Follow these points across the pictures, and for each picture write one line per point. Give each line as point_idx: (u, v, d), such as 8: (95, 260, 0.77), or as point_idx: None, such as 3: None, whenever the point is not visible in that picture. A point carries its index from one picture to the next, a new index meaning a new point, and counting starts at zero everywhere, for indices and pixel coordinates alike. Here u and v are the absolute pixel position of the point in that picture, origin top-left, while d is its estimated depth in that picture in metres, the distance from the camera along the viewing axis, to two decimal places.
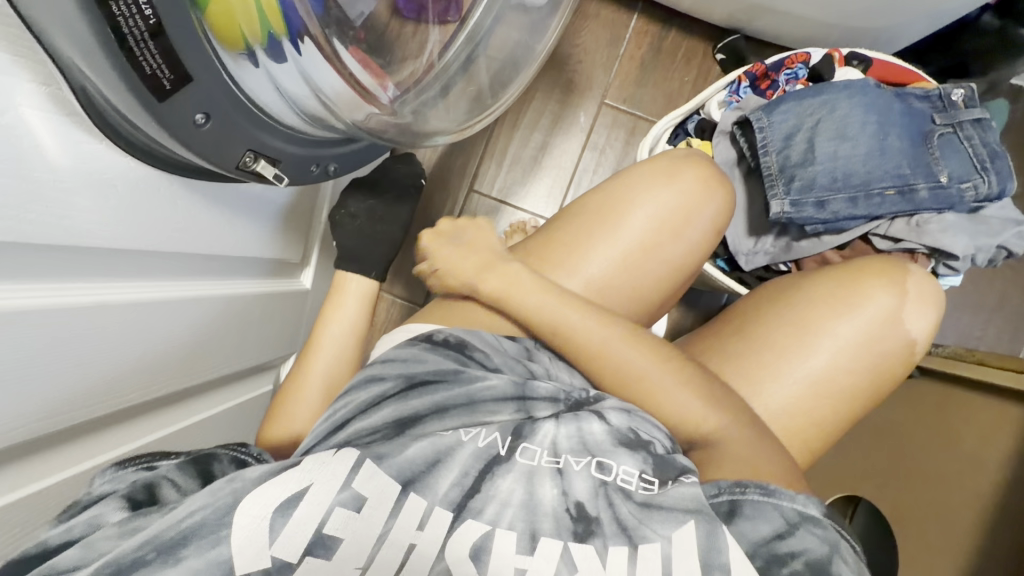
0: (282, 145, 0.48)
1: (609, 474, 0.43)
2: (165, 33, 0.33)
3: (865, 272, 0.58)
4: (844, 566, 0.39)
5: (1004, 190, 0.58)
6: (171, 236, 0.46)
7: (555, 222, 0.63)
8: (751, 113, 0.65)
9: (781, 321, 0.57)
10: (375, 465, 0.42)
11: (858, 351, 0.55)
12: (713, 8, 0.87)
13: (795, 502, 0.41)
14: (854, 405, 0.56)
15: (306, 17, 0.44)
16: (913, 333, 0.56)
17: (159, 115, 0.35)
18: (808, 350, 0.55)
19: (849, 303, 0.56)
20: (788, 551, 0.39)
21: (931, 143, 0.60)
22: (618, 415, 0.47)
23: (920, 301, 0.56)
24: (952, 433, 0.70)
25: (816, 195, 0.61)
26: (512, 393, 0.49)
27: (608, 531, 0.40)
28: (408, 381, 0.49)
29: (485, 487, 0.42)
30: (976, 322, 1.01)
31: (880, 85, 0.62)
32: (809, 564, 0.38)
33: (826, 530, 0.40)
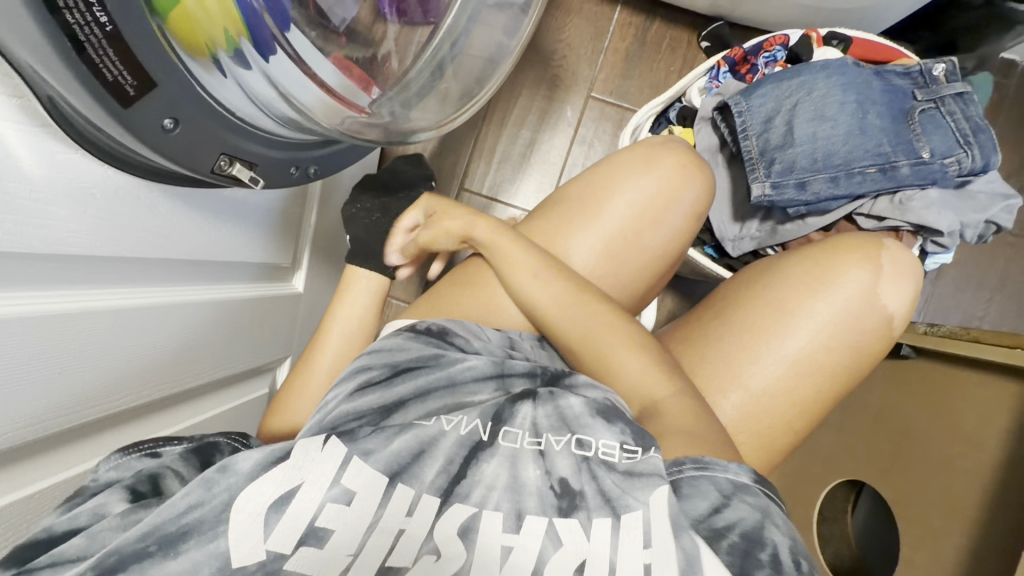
0: (258, 149, 0.49)
1: (589, 448, 0.43)
2: (123, 39, 0.34)
3: (845, 249, 0.57)
4: (777, 531, 0.39)
5: (989, 163, 0.58)
6: (154, 242, 0.47)
7: (538, 209, 0.64)
8: (730, 98, 0.65)
9: (763, 299, 0.57)
10: (362, 461, 0.42)
11: (841, 328, 0.55)
12: None
13: (727, 472, 0.41)
14: (839, 383, 0.56)
15: (273, 28, 0.45)
16: (892, 308, 0.56)
17: (126, 121, 0.36)
18: (790, 327, 0.55)
19: (830, 282, 0.56)
20: (725, 524, 0.38)
21: (913, 120, 0.59)
22: (591, 390, 0.48)
23: (899, 275, 0.56)
24: (947, 410, 0.69)
25: (797, 177, 0.61)
26: (490, 374, 0.50)
27: (592, 504, 0.41)
28: (392, 368, 0.50)
29: (471, 472, 0.43)
30: (977, 301, 0.99)
31: (859, 63, 0.62)
32: (744, 533, 0.38)
33: (757, 497, 0.40)
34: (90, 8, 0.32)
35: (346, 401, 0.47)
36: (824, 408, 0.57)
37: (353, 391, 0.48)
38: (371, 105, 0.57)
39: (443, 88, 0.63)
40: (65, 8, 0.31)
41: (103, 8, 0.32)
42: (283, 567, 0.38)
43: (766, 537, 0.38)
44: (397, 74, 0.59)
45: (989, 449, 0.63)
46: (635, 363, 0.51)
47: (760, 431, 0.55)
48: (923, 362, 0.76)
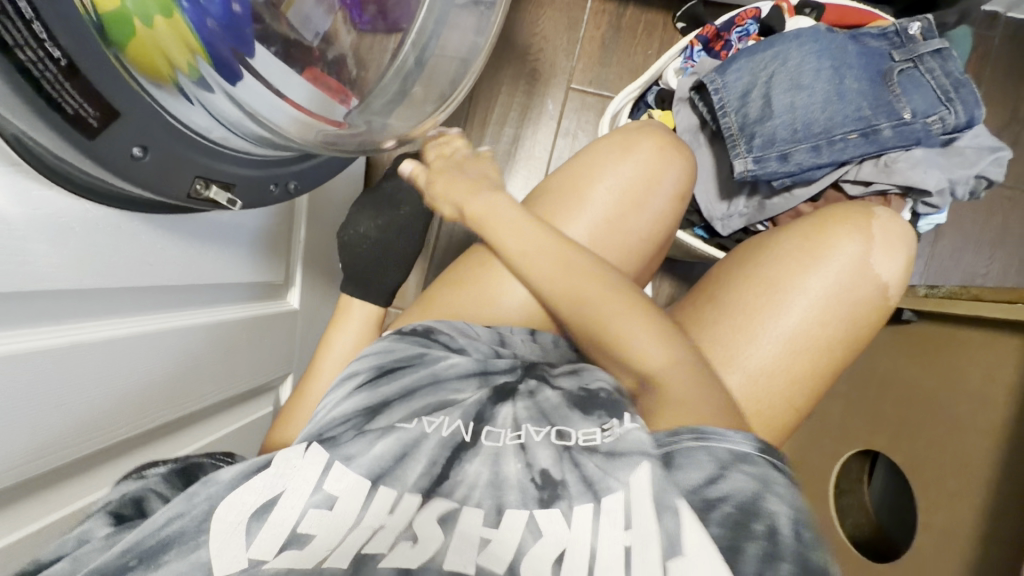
0: (235, 169, 0.49)
1: (570, 438, 0.44)
2: (81, 73, 0.35)
3: (829, 220, 0.57)
4: (777, 503, 0.39)
5: (973, 118, 0.57)
6: (143, 270, 0.47)
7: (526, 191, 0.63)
8: (705, 76, 0.64)
9: (753, 275, 0.57)
10: (344, 466, 0.43)
11: (832, 300, 0.54)
12: None
13: (728, 441, 0.42)
14: (837, 357, 0.56)
15: (237, 52, 0.45)
16: (883, 277, 0.55)
17: (92, 152, 0.37)
18: (781, 302, 0.55)
19: (816, 255, 0.55)
20: (718, 496, 0.39)
21: (891, 81, 0.58)
22: (567, 380, 0.51)
23: (889, 243, 0.56)
24: (955, 374, 0.68)
25: (778, 149, 0.60)
26: (473, 369, 0.52)
27: (574, 492, 0.41)
28: (379, 370, 0.51)
29: (454, 474, 0.43)
30: (980, 259, 0.98)
31: (832, 29, 0.61)
32: (738, 504, 0.38)
33: (757, 465, 0.41)
34: (41, 43, 0.32)
35: (337, 405, 0.49)
36: (823, 384, 0.56)
37: (344, 394, 0.49)
38: (348, 116, 0.57)
39: (416, 94, 0.63)
40: (17, 46, 0.31)
41: (56, 43, 0.33)
42: (261, 568, 0.37)
43: (763, 510, 0.38)
44: (370, 83, 0.59)
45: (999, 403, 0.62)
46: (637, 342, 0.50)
47: (758, 411, 0.54)
48: (925, 326, 0.75)
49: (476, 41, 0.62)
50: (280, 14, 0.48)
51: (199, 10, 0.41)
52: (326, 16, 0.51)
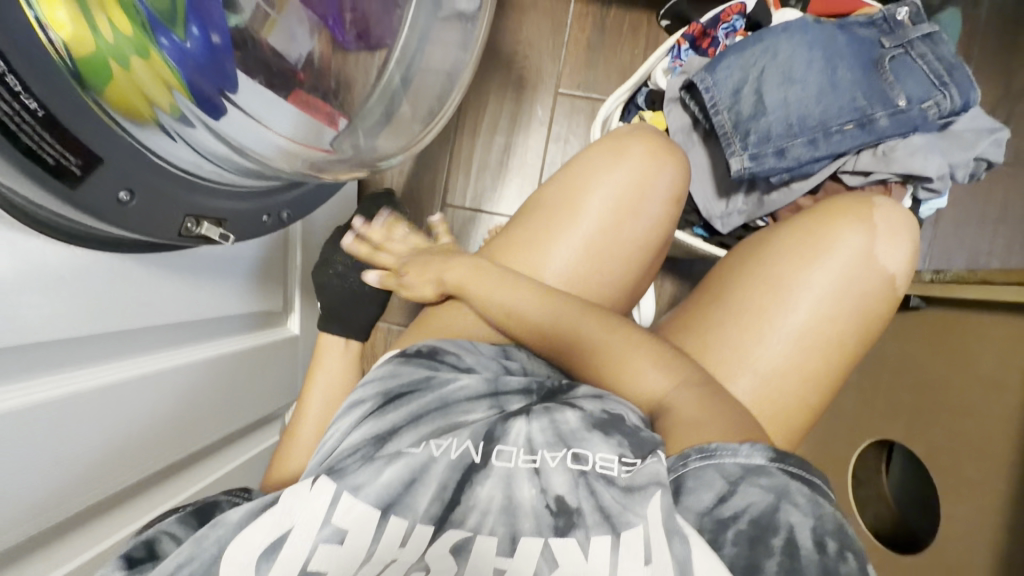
0: (224, 204, 0.48)
1: (586, 464, 0.42)
2: (59, 121, 0.34)
3: (829, 212, 0.56)
4: (795, 513, 0.36)
5: (969, 100, 0.57)
6: (139, 311, 0.46)
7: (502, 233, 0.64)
8: (695, 75, 0.63)
9: (757, 271, 0.56)
10: (352, 495, 0.42)
11: (839, 292, 0.53)
12: None
13: (737, 455, 0.39)
14: (848, 352, 0.55)
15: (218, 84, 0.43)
16: (890, 268, 0.54)
17: (77, 201, 0.37)
18: (787, 300, 0.54)
19: (816, 251, 0.55)
20: (731, 514, 0.37)
21: (884, 69, 0.58)
22: (590, 402, 0.48)
23: (891, 233, 0.55)
24: (968, 358, 0.67)
25: (775, 145, 0.58)
26: (483, 392, 0.50)
27: (590, 522, 0.39)
28: (384, 398, 0.50)
29: (465, 497, 0.42)
30: (982, 239, 0.97)
31: (820, 21, 0.60)
32: (753, 520, 0.36)
33: (773, 477, 0.38)
34: (18, 96, 0.33)
35: (346, 437, 0.48)
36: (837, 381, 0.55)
37: (352, 424, 0.49)
38: (336, 141, 0.56)
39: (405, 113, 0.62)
40: None
41: (32, 95, 0.33)
42: None
43: (779, 522, 0.36)
44: (356, 105, 0.58)
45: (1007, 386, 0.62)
46: (635, 360, 0.50)
47: (773, 414, 0.53)
48: (935, 312, 0.74)
49: (461, 57, 0.61)
50: (262, 40, 0.46)
51: (180, 47, 0.40)
52: (310, 36, 0.50)
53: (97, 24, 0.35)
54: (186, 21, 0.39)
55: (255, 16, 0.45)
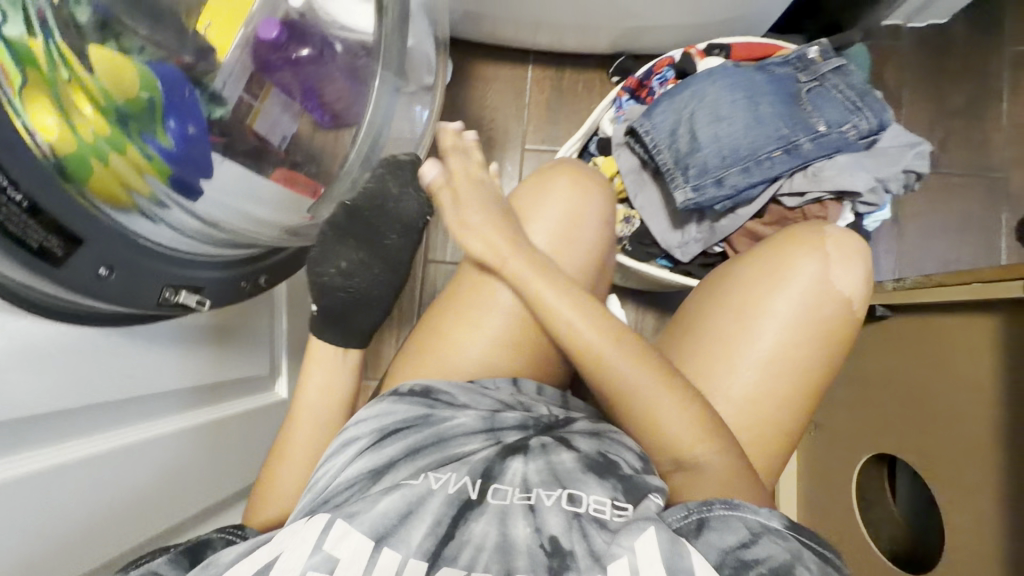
0: (201, 273, 0.51)
1: (580, 505, 0.43)
2: (43, 210, 0.39)
3: (785, 242, 0.59)
4: (808, 574, 0.39)
5: (883, 121, 0.62)
6: (122, 381, 0.48)
7: (495, 242, 0.57)
8: (634, 122, 0.69)
9: (726, 297, 0.58)
10: (347, 525, 0.42)
11: (799, 317, 0.55)
12: (597, 36, 0.95)
13: (757, 513, 0.43)
14: (817, 377, 0.56)
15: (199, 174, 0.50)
16: (846, 291, 0.56)
17: (58, 278, 0.41)
18: (754, 326, 0.56)
19: (781, 277, 0.56)
20: (753, 558, 0.40)
21: (802, 100, 0.63)
22: (586, 442, 0.50)
23: (844, 260, 0.57)
24: (943, 365, 0.67)
25: (712, 176, 0.63)
26: (480, 427, 0.52)
27: (583, 565, 0.40)
28: (380, 433, 0.51)
29: (460, 533, 0.42)
30: (948, 247, 1.01)
31: (739, 65, 0.67)
32: (773, 568, 0.39)
33: (788, 540, 0.42)
34: (6, 192, 0.37)
35: (342, 471, 0.49)
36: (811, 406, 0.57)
37: (347, 459, 0.50)
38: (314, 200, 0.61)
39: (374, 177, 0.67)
40: None
41: (19, 189, 0.37)
42: None
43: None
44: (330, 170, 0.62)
45: (986, 390, 0.62)
46: (665, 411, 0.51)
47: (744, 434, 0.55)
48: (901, 317, 0.75)
49: (423, 124, 0.68)
50: (246, 126, 0.53)
51: (156, 139, 0.46)
52: (293, 120, 0.57)
53: (77, 127, 0.41)
54: (162, 117, 0.46)
55: (238, 106, 0.52)
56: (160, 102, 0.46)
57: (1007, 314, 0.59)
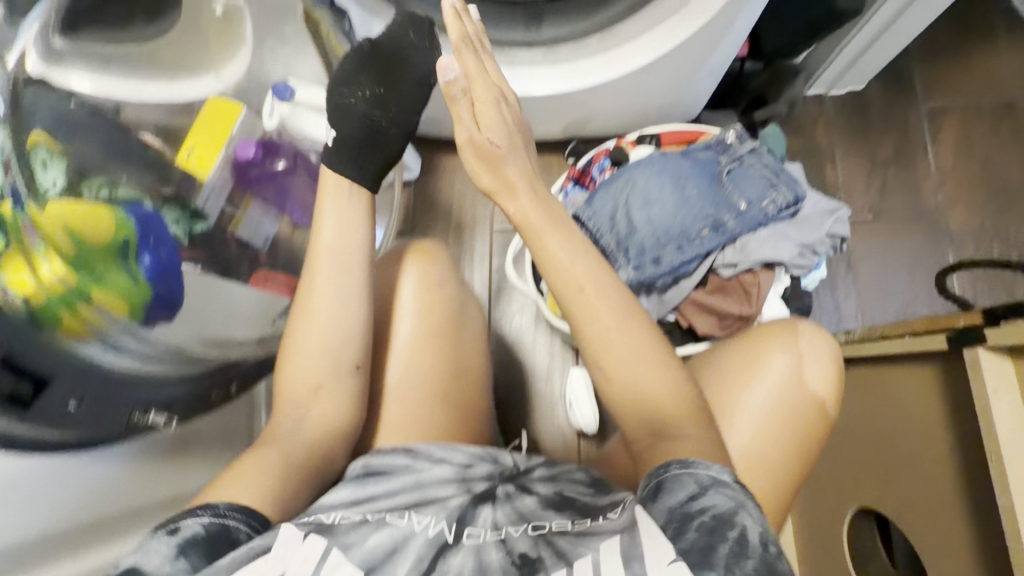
0: (167, 392, 0.56)
1: (545, 527, 0.48)
2: (14, 358, 0.42)
3: (760, 336, 0.59)
4: (749, 518, 0.44)
5: (798, 195, 0.68)
6: (83, 505, 0.50)
7: (526, 205, 0.55)
8: (576, 209, 0.75)
9: (704, 387, 0.58)
10: (340, 555, 0.46)
11: (772, 409, 0.56)
12: (547, 126, 1.04)
13: (709, 469, 0.47)
14: (792, 477, 0.56)
15: (160, 313, 0.58)
16: (818, 389, 0.57)
17: (29, 417, 0.43)
18: (730, 420, 0.56)
19: (754, 370, 0.57)
20: (698, 508, 0.45)
21: (724, 181, 0.70)
22: (543, 485, 0.55)
23: (816, 354, 0.58)
24: (904, 414, 0.68)
25: (650, 256, 0.69)
26: (453, 476, 0.55)
27: (550, 564, 0.45)
28: (366, 471, 0.56)
29: (439, 566, 0.46)
30: (903, 289, 1.05)
31: (665, 152, 0.74)
32: (715, 514, 0.44)
33: (733, 490, 0.46)
34: None
35: (328, 499, 0.53)
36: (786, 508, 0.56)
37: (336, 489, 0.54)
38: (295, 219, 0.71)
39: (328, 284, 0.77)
40: None
41: None
42: None
43: (736, 521, 0.43)
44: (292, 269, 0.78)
45: (941, 440, 0.62)
46: (648, 376, 0.52)
47: None
48: (859, 367, 0.78)
49: None
50: (228, 231, 0.74)
51: (129, 271, 0.54)
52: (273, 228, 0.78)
53: (44, 280, 0.47)
54: (136, 255, 0.55)
55: (220, 216, 0.73)
56: (133, 238, 0.55)
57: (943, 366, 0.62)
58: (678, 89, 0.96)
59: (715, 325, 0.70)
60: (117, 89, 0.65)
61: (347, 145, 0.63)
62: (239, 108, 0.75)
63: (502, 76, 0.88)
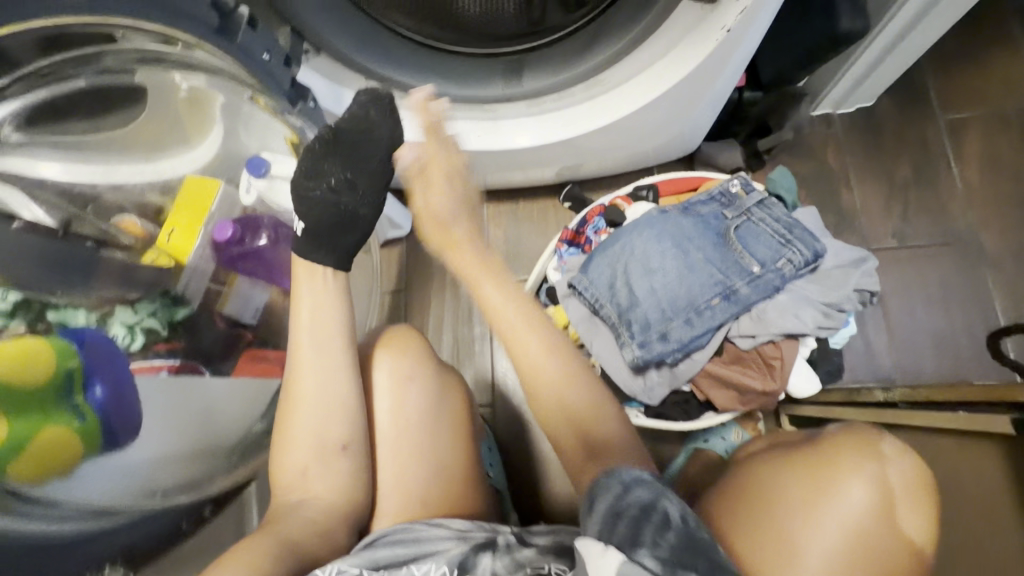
0: None
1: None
2: None
3: (839, 446, 0.48)
4: (672, 504, 0.40)
5: (816, 251, 0.61)
6: None
7: (471, 265, 0.59)
8: (571, 278, 0.69)
9: (765, 494, 0.46)
10: None
11: (858, 548, 0.43)
12: (539, 173, 0.97)
13: (630, 468, 0.44)
14: None
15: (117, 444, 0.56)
16: (908, 530, 0.45)
17: None
18: (800, 549, 0.42)
19: (833, 492, 0.44)
20: (627, 507, 0.40)
21: (731, 240, 0.64)
22: (541, 538, 0.54)
23: (903, 478, 0.46)
24: (959, 489, 0.59)
25: (656, 331, 0.63)
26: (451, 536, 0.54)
27: None
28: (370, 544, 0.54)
29: None
30: (939, 320, 0.96)
31: (663, 210, 0.68)
32: (640, 508, 0.40)
33: (651, 481, 0.43)
34: None
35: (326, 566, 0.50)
36: None
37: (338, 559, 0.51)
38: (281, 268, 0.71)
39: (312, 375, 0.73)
40: None
41: None
42: None
43: (659, 508, 0.40)
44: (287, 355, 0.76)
45: (1005, 512, 0.52)
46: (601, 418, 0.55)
47: None
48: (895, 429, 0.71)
49: None
50: (217, 309, 0.72)
51: (75, 407, 0.52)
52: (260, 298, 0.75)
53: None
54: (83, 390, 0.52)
55: (207, 295, 0.71)
56: (79, 367, 0.52)
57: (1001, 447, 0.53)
58: (677, 127, 0.87)
59: (733, 398, 0.65)
60: (86, 174, 0.60)
61: (318, 232, 0.62)
62: (218, 183, 0.69)
63: (485, 132, 0.83)
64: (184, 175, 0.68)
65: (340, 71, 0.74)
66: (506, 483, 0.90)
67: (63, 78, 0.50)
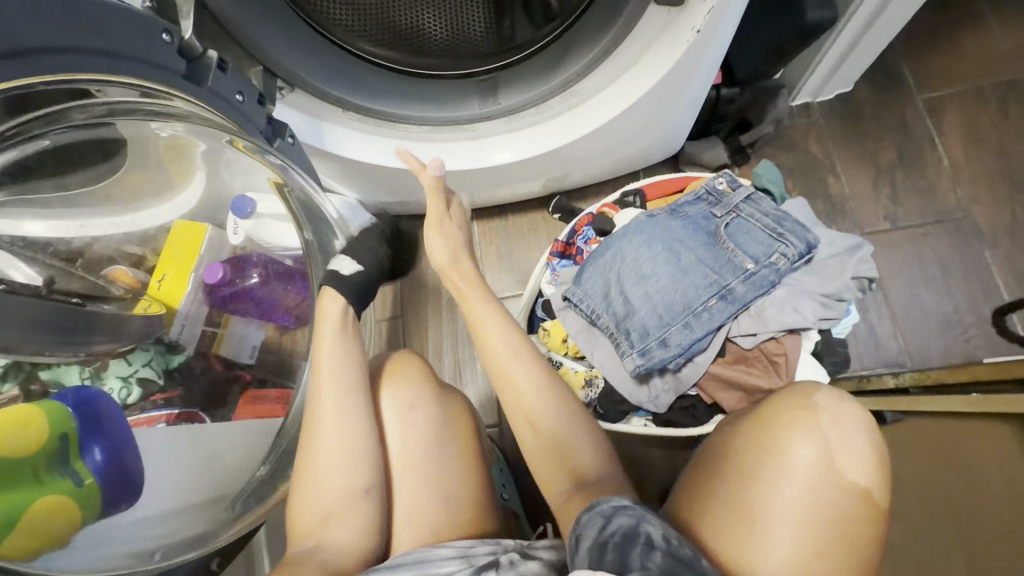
0: None
1: None
2: None
3: (779, 417, 0.50)
4: (652, 526, 0.43)
5: (809, 241, 0.61)
6: None
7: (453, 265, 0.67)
8: (565, 290, 0.68)
9: (721, 474, 0.50)
10: None
11: (813, 507, 0.46)
12: (525, 188, 0.97)
13: (609, 502, 0.47)
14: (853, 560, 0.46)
15: (111, 503, 0.54)
16: (855, 477, 0.48)
17: None
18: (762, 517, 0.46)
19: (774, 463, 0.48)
20: (609, 535, 0.43)
21: (722, 238, 0.63)
22: (546, 551, 0.53)
23: (848, 439, 0.49)
24: (973, 477, 0.58)
25: (656, 337, 0.62)
26: (455, 553, 0.54)
27: None
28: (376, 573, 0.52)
29: None
30: (942, 300, 0.95)
31: (651, 215, 0.67)
32: (623, 533, 0.43)
33: (632, 509, 0.45)
34: None
35: None
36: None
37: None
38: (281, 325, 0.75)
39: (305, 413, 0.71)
40: None
41: None
42: None
43: (642, 531, 0.43)
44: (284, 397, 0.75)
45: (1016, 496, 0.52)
46: (583, 444, 0.58)
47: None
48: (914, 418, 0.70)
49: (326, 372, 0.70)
50: (210, 353, 0.71)
51: (73, 472, 0.51)
52: (259, 330, 0.75)
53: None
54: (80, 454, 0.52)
55: (202, 339, 0.70)
56: (74, 431, 0.52)
57: (1018, 429, 0.52)
58: (658, 130, 0.87)
59: (742, 399, 0.63)
60: (75, 230, 0.59)
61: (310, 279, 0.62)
62: (204, 227, 0.70)
63: (467, 151, 0.82)
64: (169, 224, 0.69)
65: (317, 106, 0.74)
66: (520, 504, 0.88)
67: (31, 136, 0.45)
